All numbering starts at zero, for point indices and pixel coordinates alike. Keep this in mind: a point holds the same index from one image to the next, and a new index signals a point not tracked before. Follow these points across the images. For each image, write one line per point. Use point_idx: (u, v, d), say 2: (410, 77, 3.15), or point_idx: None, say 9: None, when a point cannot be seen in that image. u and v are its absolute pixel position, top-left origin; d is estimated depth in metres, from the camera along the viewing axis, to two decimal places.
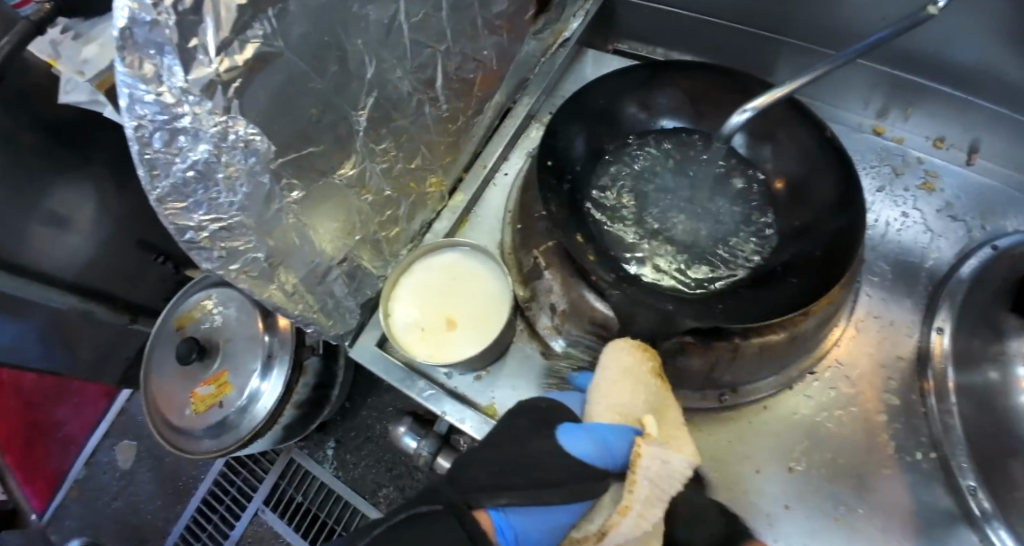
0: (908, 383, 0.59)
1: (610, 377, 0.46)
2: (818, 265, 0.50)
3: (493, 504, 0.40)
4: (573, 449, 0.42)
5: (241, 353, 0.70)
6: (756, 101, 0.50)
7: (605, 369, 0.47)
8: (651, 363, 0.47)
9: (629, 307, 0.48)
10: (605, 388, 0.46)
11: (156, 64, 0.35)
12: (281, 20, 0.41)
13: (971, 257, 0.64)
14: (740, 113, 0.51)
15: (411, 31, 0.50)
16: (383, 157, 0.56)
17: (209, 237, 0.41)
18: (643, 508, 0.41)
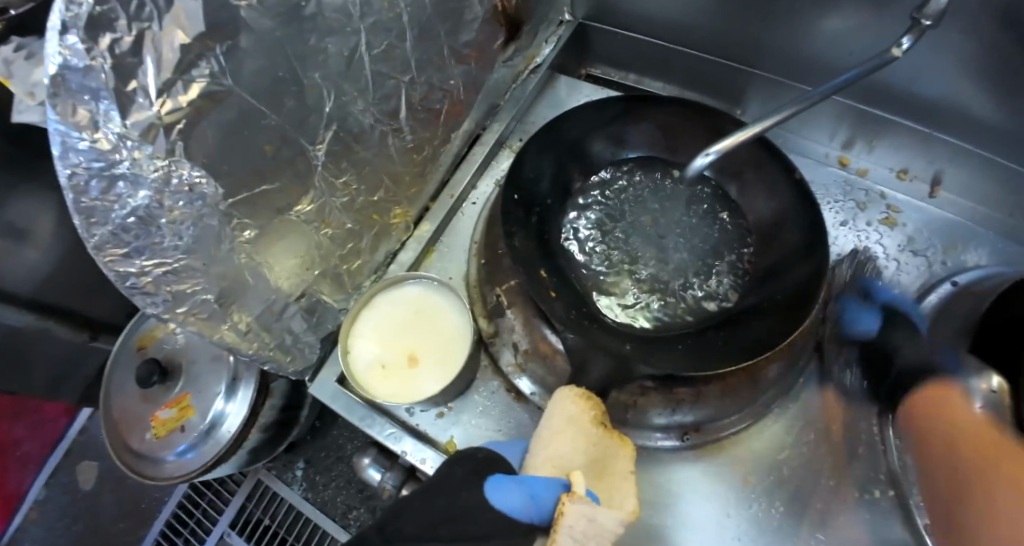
0: (865, 415, 0.60)
1: (553, 424, 0.43)
2: (780, 309, 0.49)
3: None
4: (502, 501, 0.41)
5: (202, 377, 0.94)
6: (719, 144, 0.49)
7: (549, 416, 0.44)
8: (595, 413, 0.43)
9: (585, 350, 0.46)
10: (547, 437, 0.44)
11: (89, 110, 0.34)
12: (231, 56, 0.39)
13: (930, 294, 0.67)
14: (703, 156, 0.50)
15: (373, 62, 0.50)
16: (345, 191, 0.53)
17: (153, 281, 0.41)
18: None
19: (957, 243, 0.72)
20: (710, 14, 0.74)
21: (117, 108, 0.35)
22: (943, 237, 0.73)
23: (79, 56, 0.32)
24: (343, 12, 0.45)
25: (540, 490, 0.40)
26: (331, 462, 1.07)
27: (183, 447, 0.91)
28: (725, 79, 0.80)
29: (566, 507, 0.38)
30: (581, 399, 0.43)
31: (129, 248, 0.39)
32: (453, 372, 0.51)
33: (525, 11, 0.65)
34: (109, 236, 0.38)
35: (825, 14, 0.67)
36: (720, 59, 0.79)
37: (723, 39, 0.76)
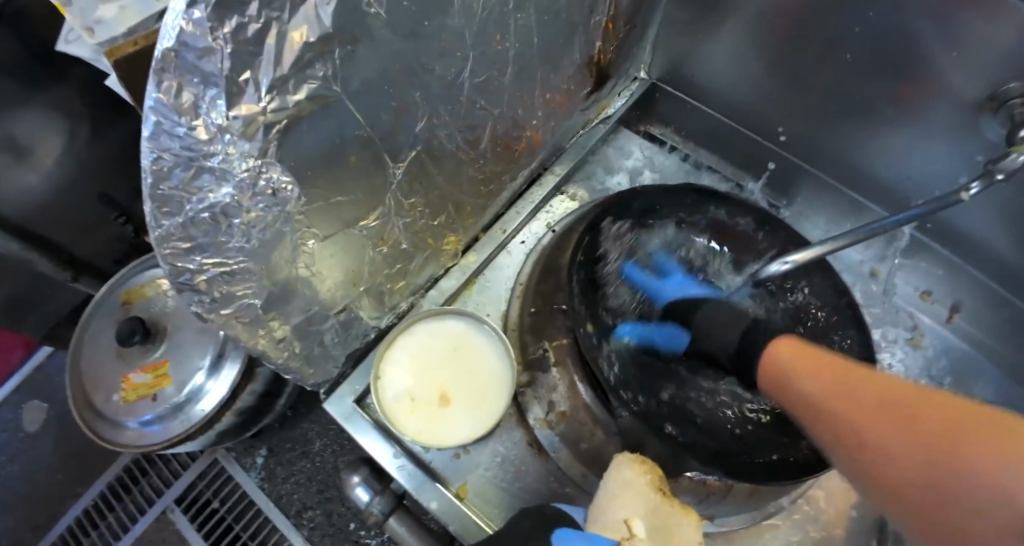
0: (868, 529, 0.59)
1: (610, 491, 0.42)
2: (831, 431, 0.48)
3: None
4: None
5: (185, 348, 0.88)
6: (797, 255, 0.51)
7: (606, 486, 0.43)
8: (650, 477, 0.42)
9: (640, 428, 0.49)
10: (605, 504, 0.41)
11: (194, 93, 0.30)
12: (346, 64, 0.37)
13: None
14: (780, 262, 0.52)
15: (472, 89, 0.48)
16: (410, 212, 0.51)
17: (207, 280, 0.38)
18: None
19: (968, 376, 0.74)
20: (779, 106, 0.75)
21: (225, 98, 0.32)
22: (957, 366, 0.75)
23: (201, 35, 0.29)
24: (459, 36, 0.43)
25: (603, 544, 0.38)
26: (294, 456, 1.01)
27: (150, 417, 0.85)
28: (780, 167, 0.81)
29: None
30: (645, 472, 0.42)
31: (194, 244, 0.36)
32: (487, 423, 0.49)
33: (614, 64, 0.65)
34: (177, 228, 0.34)
35: (893, 133, 0.68)
36: (781, 149, 0.80)
37: (789, 132, 0.77)
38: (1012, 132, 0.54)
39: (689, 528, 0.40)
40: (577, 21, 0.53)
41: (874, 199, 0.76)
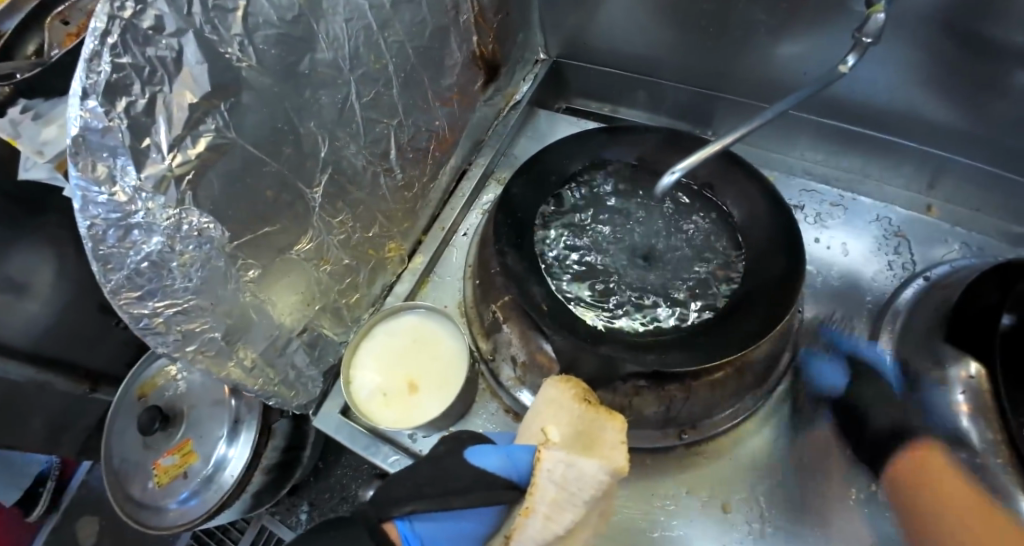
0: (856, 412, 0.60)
1: (536, 409, 0.43)
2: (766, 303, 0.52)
3: (400, 514, 0.38)
4: (480, 465, 0.40)
5: (205, 423, 0.92)
6: (683, 162, 0.53)
7: (536, 404, 0.43)
8: (577, 389, 0.42)
9: (573, 353, 0.49)
10: (537, 417, 0.43)
11: (107, 165, 0.37)
12: (234, 112, 0.43)
13: (906, 289, 0.67)
14: (670, 174, 0.54)
15: (363, 109, 0.54)
16: (342, 228, 0.56)
17: (164, 322, 0.43)
18: (550, 510, 0.38)
19: (940, 234, 0.74)
20: (667, 51, 0.79)
21: (133, 163, 0.38)
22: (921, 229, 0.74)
23: (99, 119, 0.35)
24: (334, 66, 0.50)
25: (516, 453, 0.40)
26: (335, 503, 1.05)
27: (186, 494, 0.89)
28: (695, 104, 0.83)
29: (542, 452, 0.39)
30: (582, 391, 0.42)
31: (143, 292, 0.42)
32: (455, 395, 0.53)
33: (502, 55, 0.71)
34: (125, 280, 0.41)
35: (777, 43, 0.71)
36: (692, 86, 0.82)
37: (694, 69, 0.80)
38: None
39: (615, 431, 0.39)
40: (444, 26, 0.59)
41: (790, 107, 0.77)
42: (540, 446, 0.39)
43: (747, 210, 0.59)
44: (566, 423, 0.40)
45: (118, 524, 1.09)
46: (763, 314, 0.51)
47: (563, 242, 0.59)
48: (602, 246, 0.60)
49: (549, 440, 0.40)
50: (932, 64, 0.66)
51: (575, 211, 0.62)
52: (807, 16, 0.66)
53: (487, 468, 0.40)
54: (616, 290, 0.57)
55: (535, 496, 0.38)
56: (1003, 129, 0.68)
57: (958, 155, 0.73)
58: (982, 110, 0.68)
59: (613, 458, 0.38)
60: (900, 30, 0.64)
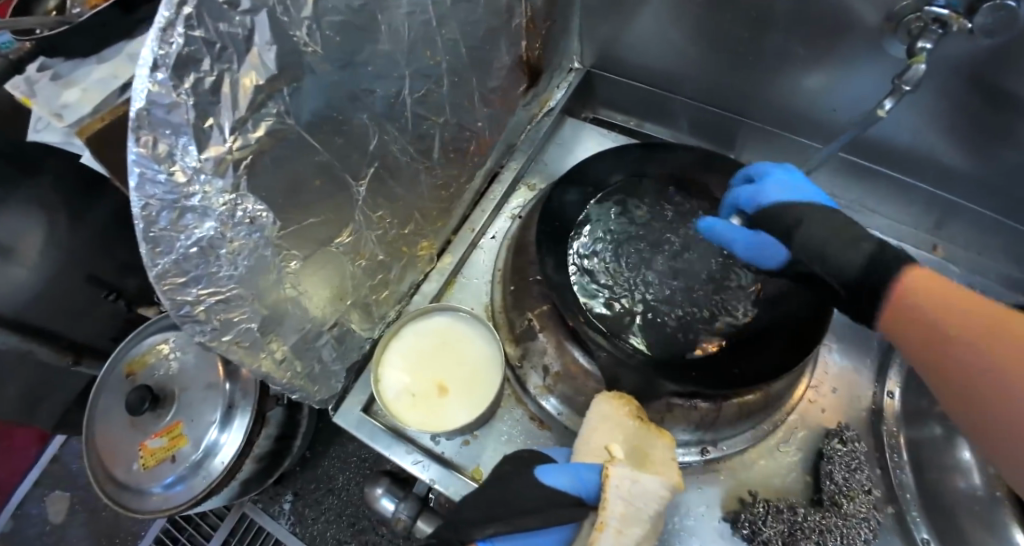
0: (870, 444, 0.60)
1: (589, 425, 0.45)
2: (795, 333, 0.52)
3: (481, 536, 0.43)
4: (552, 483, 0.42)
5: (196, 406, 0.89)
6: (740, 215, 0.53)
7: (586, 423, 0.46)
8: (629, 408, 0.45)
9: (614, 367, 0.50)
10: (587, 436, 0.46)
11: (168, 144, 0.35)
12: (295, 97, 0.42)
13: None
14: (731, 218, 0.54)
15: (413, 104, 0.53)
16: (380, 223, 0.55)
17: (205, 309, 0.42)
18: (620, 525, 0.40)
19: (946, 274, 0.77)
20: (700, 72, 0.80)
21: (194, 143, 0.37)
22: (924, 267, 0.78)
23: (166, 93, 0.34)
24: (391, 58, 0.49)
25: (583, 470, 0.43)
26: (321, 495, 1.02)
27: (172, 479, 0.86)
28: (721, 127, 0.85)
29: (610, 468, 0.41)
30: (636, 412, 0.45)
31: (189, 277, 0.40)
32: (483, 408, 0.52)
33: (543, 60, 0.70)
34: (171, 265, 0.39)
35: (807, 75, 0.72)
36: (720, 109, 0.83)
37: (724, 92, 0.81)
38: (913, 44, 0.59)
39: (664, 448, 0.44)
40: (497, 27, 0.59)
41: (815, 138, 0.79)
42: (608, 462, 0.41)
43: None
44: (623, 439, 0.44)
45: (91, 502, 1.05)
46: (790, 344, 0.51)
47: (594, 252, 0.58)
48: (630, 261, 0.58)
49: (614, 457, 0.42)
50: (954, 113, 0.68)
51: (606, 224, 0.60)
52: (845, 53, 0.67)
53: (558, 487, 0.42)
54: (644, 306, 0.56)
55: (607, 511, 0.40)
56: (1007, 178, 0.70)
57: (965, 198, 0.76)
58: (990, 159, 0.70)
59: (669, 473, 0.42)
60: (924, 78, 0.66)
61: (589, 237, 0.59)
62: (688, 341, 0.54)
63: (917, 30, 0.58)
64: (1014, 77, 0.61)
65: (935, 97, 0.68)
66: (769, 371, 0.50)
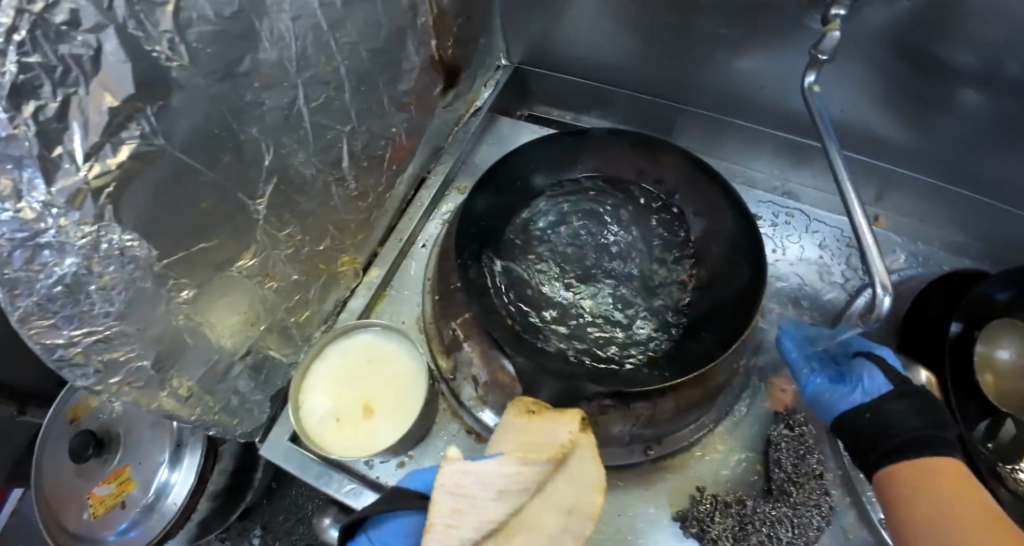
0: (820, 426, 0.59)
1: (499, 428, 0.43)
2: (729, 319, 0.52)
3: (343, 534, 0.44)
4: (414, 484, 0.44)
5: (145, 445, 0.80)
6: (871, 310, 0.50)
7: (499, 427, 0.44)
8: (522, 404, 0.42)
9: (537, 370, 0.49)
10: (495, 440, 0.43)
11: (11, 178, 0.32)
12: (162, 117, 0.39)
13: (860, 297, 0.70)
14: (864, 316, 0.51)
15: (312, 114, 0.51)
16: (289, 242, 0.53)
17: (83, 352, 0.39)
18: (449, 520, 0.37)
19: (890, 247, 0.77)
20: (628, 59, 0.78)
21: (42, 176, 0.33)
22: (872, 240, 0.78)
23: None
24: (279, 68, 0.46)
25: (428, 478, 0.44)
26: (290, 525, 0.97)
27: (123, 527, 0.77)
28: (657, 114, 0.83)
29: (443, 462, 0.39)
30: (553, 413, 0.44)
31: (56, 319, 0.37)
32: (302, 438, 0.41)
33: (462, 58, 0.68)
34: (34, 307, 0.36)
35: (736, 56, 0.70)
36: (653, 96, 0.81)
37: (654, 78, 0.79)
38: (826, 13, 0.57)
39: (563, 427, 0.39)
40: (401, 27, 0.56)
41: (756, 120, 0.78)
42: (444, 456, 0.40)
43: (712, 218, 0.58)
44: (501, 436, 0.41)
45: None
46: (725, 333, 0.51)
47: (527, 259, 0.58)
48: (563, 259, 0.58)
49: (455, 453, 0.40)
50: (886, 81, 0.67)
51: (537, 224, 0.60)
52: (770, 30, 0.66)
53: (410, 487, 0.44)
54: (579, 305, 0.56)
55: (432, 509, 0.37)
56: (947, 146, 0.70)
57: (908, 168, 0.75)
58: (926, 129, 0.70)
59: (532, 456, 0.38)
60: (847, 48, 0.65)
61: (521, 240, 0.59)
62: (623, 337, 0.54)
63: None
64: (942, 45, 0.61)
65: (866, 70, 0.67)
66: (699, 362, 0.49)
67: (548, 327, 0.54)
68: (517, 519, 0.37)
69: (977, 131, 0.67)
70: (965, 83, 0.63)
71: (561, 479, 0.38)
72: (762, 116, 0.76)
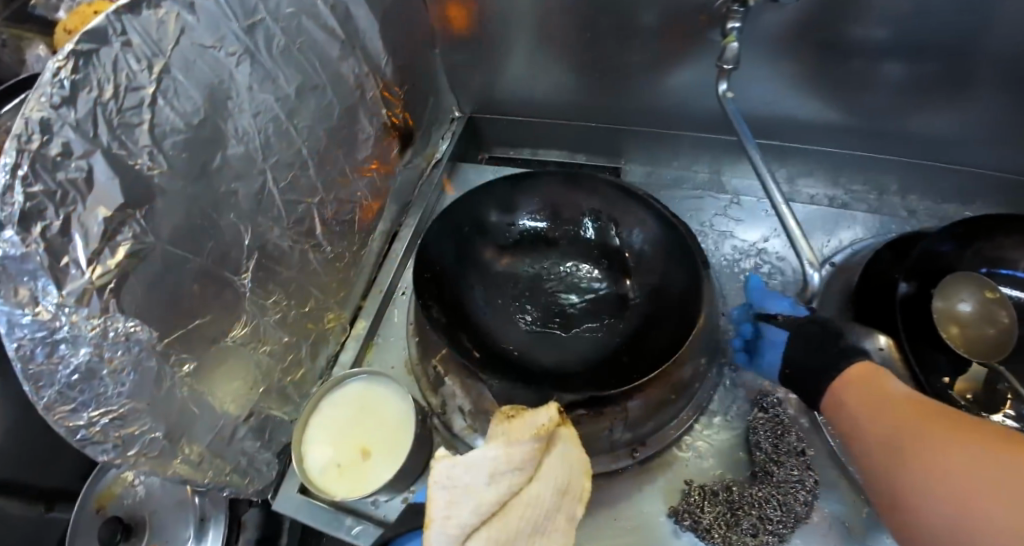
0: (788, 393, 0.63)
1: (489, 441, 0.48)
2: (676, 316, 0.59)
3: None
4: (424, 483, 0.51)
5: (169, 524, 0.77)
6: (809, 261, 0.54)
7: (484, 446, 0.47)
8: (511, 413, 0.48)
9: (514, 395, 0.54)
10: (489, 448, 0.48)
11: (29, 288, 0.38)
12: (150, 218, 0.45)
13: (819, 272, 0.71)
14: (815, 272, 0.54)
15: (282, 192, 0.57)
16: (276, 308, 0.58)
17: (101, 431, 0.44)
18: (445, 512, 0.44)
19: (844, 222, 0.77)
20: (566, 93, 0.84)
21: (53, 282, 0.39)
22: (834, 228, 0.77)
23: (16, 247, 0.37)
24: (247, 158, 0.53)
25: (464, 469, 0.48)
26: None
27: None
28: (603, 138, 0.88)
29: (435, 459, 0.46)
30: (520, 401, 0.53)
31: (76, 404, 0.42)
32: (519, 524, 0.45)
33: (413, 122, 0.76)
34: (56, 396, 0.41)
35: (664, 73, 0.76)
36: (596, 123, 0.87)
37: (591, 108, 0.85)
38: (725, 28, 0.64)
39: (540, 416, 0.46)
40: (351, 104, 0.64)
41: (696, 128, 0.82)
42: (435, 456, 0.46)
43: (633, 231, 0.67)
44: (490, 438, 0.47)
45: None
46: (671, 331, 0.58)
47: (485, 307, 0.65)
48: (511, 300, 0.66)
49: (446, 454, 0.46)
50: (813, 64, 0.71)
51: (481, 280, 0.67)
52: (679, 50, 0.73)
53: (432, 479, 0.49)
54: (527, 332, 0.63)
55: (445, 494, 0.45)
56: (873, 119, 0.76)
57: (844, 146, 0.80)
58: (855, 103, 0.75)
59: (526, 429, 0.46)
60: (756, 49, 0.71)
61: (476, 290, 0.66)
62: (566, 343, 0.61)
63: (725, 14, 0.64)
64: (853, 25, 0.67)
65: (788, 65, 0.72)
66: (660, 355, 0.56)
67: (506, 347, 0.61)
68: (517, 499, 0.46)
69: (903, 98, 0.73)
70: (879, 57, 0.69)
71: (541, 483, 0.46)
72: (697, 123, 0.82)
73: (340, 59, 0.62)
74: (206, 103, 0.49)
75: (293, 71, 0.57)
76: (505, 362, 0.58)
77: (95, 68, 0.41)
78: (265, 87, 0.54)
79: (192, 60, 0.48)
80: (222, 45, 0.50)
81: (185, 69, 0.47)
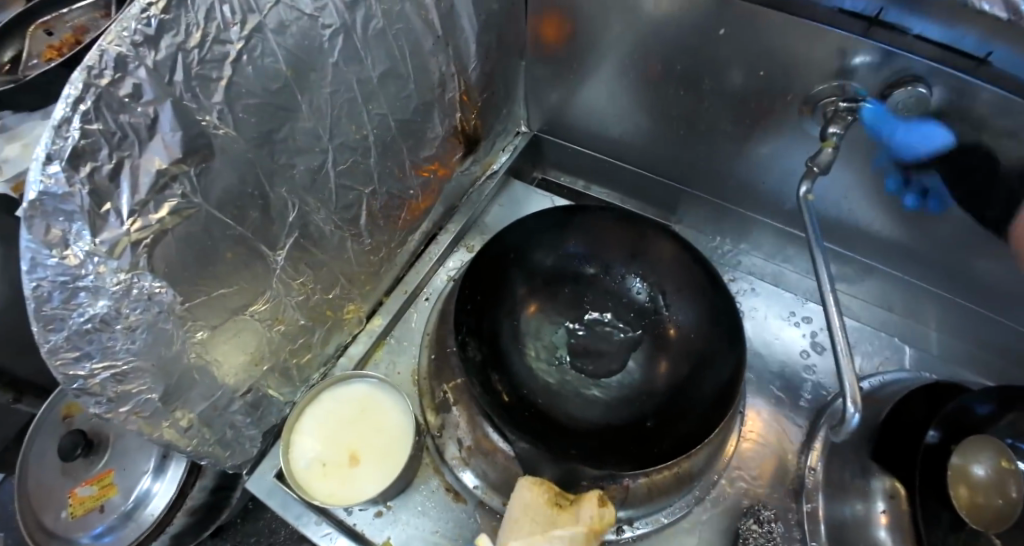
0: (784, 501, 0.61)
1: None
2: (706, 401, 0.57)
3: None
4: None
5: (131, 451, 0.73)
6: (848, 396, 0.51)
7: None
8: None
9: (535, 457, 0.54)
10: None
11: (62, 229, 0.36)
12: (203, 178, 0.43)
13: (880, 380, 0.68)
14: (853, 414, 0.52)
15: (337, 175, 0.55)
16: (301, 290, 0.56)
17: (99, 384, 0.42)
18: None
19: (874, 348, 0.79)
20: (640, 138, 0.81)
21: (88, 228, 0.37)
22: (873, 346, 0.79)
23: (59, 184, 0.35)
24: (313, 135, 0.51)
25: None
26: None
27: (100, 531, 0.70)
28: (663, 193, 0.86)
29: None
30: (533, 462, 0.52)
31: (81, 352, 0.40)
32: None
33: (482, 127, 0.74)
34: (64, 341, 0.39)
35: (743, 146, 0.73)
36: (660, 175, 0.84)
37: (659, 159, 0.82)
38: (826, 129, 0.62)
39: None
40: (429, 100, 0.61)
41: (763, 211, 0.79)
42: None
43: (679, 295, 0.64)
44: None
45: None
46: (699, 417, 0.56)
47: (517, 340, 0.63)
48: (549, 340, 0.64)
49: None
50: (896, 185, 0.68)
51: (515, 311, 0.65)
52: (769, 131, 0.70)
53: None
54: (558, 380, 0.61)
55: None
56: (941, 255, 0.72)
57: (904, 270, 0.77)
58: (925, 233, 0.71)
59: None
60: (845, 153, 0.68)
61: (507, 320, 0.64)
62: (596, 401, 0.60)
63: (830, 114, 0.61)
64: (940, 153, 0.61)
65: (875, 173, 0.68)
66: (686, 443, 0.54)
67: (525, 392, 0.60)
68: None
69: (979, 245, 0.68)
70: (963, 194, 0.64)
71: None
72: (754, 204, 0.79)
73: (431, 54, 0.59)
74: (289, 71, 0.46)
75: (383, 56, 0.54)
76: (525, 413, 0.57)
77: (186, 12, 0.39)
78: (351, 67, 0.51)
79: (287, 24, 0.45)
80: (320, 14, 0.47)
81: (278, 31, 0.44)
